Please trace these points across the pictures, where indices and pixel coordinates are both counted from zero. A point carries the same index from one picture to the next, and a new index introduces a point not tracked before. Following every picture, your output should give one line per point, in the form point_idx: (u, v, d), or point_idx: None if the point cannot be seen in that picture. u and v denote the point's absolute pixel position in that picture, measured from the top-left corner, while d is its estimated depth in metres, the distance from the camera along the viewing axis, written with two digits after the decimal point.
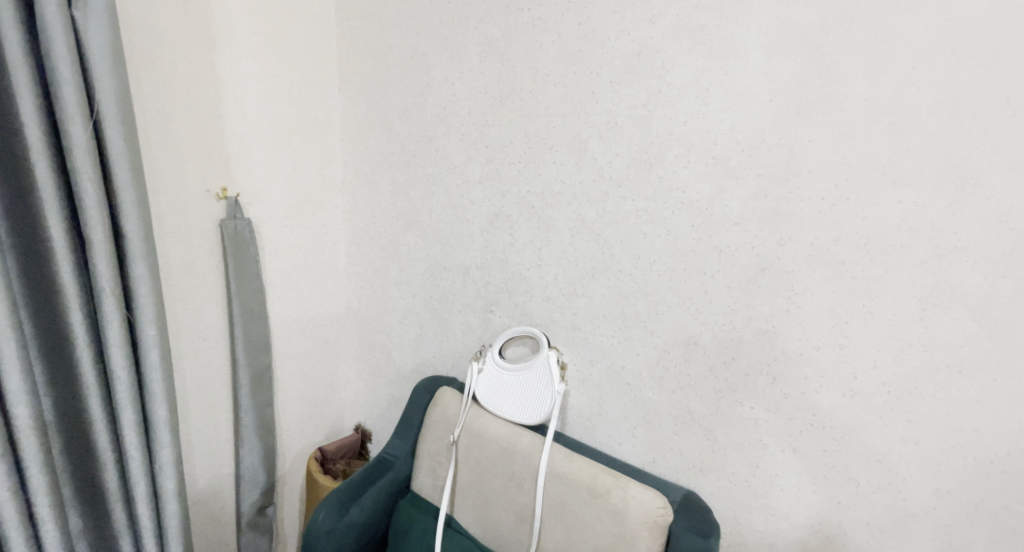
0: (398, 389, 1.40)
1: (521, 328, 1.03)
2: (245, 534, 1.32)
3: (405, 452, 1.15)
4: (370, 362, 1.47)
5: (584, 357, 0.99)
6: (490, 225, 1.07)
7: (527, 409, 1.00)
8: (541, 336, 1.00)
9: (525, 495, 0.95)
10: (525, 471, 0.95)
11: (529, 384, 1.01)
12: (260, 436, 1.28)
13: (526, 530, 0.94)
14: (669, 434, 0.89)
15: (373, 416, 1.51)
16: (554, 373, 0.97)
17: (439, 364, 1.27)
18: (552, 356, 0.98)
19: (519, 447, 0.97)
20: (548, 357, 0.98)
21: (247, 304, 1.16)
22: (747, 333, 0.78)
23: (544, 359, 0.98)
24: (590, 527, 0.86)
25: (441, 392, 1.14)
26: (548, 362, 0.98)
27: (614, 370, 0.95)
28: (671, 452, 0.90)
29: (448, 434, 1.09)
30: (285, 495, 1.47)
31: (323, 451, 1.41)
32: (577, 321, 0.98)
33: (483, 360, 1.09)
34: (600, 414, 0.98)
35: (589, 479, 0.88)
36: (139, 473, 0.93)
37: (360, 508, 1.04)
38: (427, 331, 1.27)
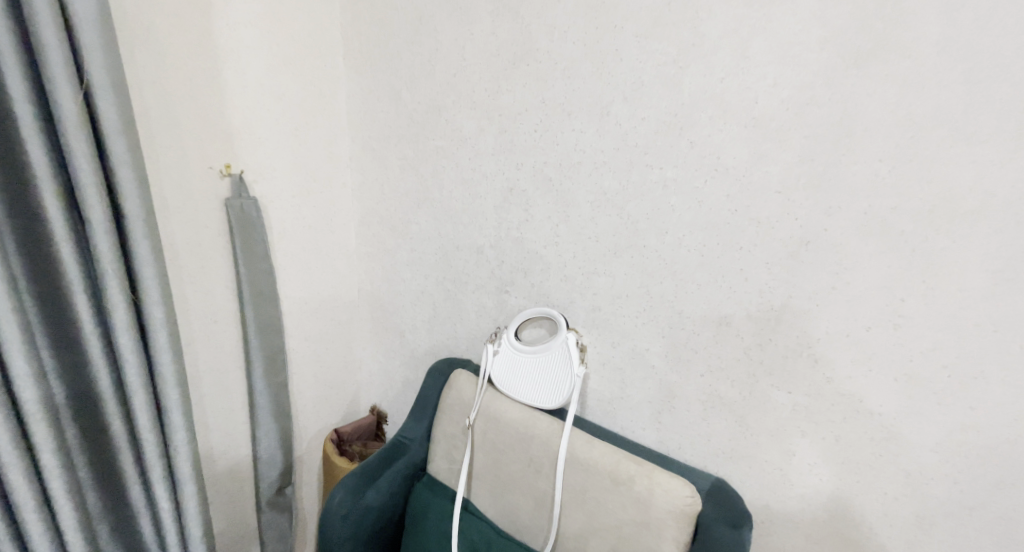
0: (412, 370, 1.37)
1: (537, 309, 0.99)
2: (266, 513, 1.33)
3: (421, 435, 1.13)
4: (384, 344, 1.45)
5: (606, 339, 0.93)
6: (505, 200, 1.01)
7: (545, 393, 0.96)
8: (559, 316, 0.95)
9: (544, 481, 0.92)
10: (543, 456, 0.92)
11: (547, 367, 0.97)
12: (275, 418, 1.27)
13: (545, 516, 0.91)
14: (696, 420, 0.84)
15: (389, 398, 1.50)
16: (573, 356, 0.93)
17: (453, 346, 1.23)
18: (571, 337, 0.94)
19: (538, 431, 0.94)
20: (568, 338, 0.93)
21: (257, 285, 1.14)
22: (786, 313, 0.71)
23: (563, 340, 0.94)
24: (613, 515, 0.82)
25: (456, 375, 1.10)
26: (567, 344, 0.94)
27: (637, 353, 0.90)
28: (699, 439, 0.85)
29: (463, 418, 1.06)
30: (303, 475, 1.48)
31: (339, 432, 1.40)
32: (598, 301, 0.92)
33: (499, 342, 1.06)
34: (622, 399, 0.94)
35: (611, 465, 0.84)
36: (153, 456, 0.92)
37: (376, 491, 1.03)
38: (441, 312, 1.23)
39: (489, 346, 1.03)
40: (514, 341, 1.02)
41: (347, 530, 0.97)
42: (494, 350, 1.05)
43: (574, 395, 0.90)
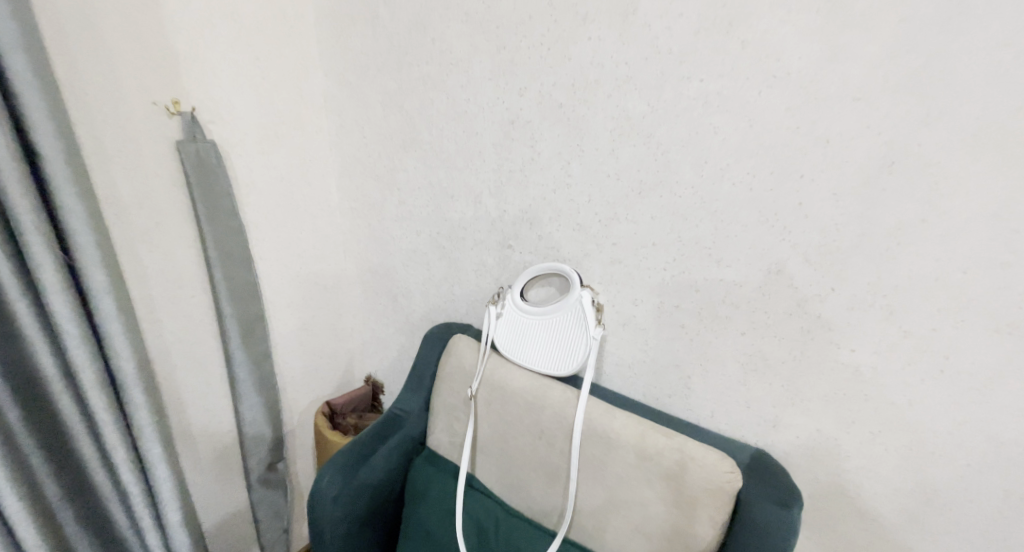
0: (408, 337, 1.25)
1: (546, 264, 0.86)
2: (257, 490, 1.25)
3: (419, 407, 1.02)
4: (376, 310, 1.33)
5: (626, 296, 0.81)
6: (505, 136, 0.86)
7: (557, 359, 0.84)
8: (571, 272, 0.83)
9: (558, 456, 0.81)
10: (556, 429, 0.81)
11: (558, 330, 0.85)
12: (259, 392, 1.16)
13: (559, 492, 0.82)
14: (734, 385, 0.73)
15: (384, 367, 1.39)
16: (588, 317, 0.81)
17: (451, 309, 1.11)
18: (586, 295, 0.81)
19: (549, 401, 0.82)
20: (582, 296, 0.81)
21: (225, 245, 1.00)
22: (856, 256, 0.58)
23: (576, 299, 0.82)
24: (638, 492, 0.72)
25: (455, 341, 0.98)
26: (581, 303, 0.81)
27: (664, 311, 0.77)
28: (736, 406, 0.74)
29: (465, 388, 0.94)
30: (296, 450, 1.40)
31: (331, 405, 1.30)
32: (618, 252, 0.79)
33: (502, 304, 0.93)
34: (645, 364, 0.82)
35: (635, 438, 0.73)
36: (114, 437, 0.82)
37: (371, 468, 0.92)
38: (436, 272, 1.10)
39: (491, 308, 0.91)
40: (519, 302, 0.89)
41: (340, 512, 0.86)
42: (497, 313, 0.92)
43: (591, 360, 0.79)
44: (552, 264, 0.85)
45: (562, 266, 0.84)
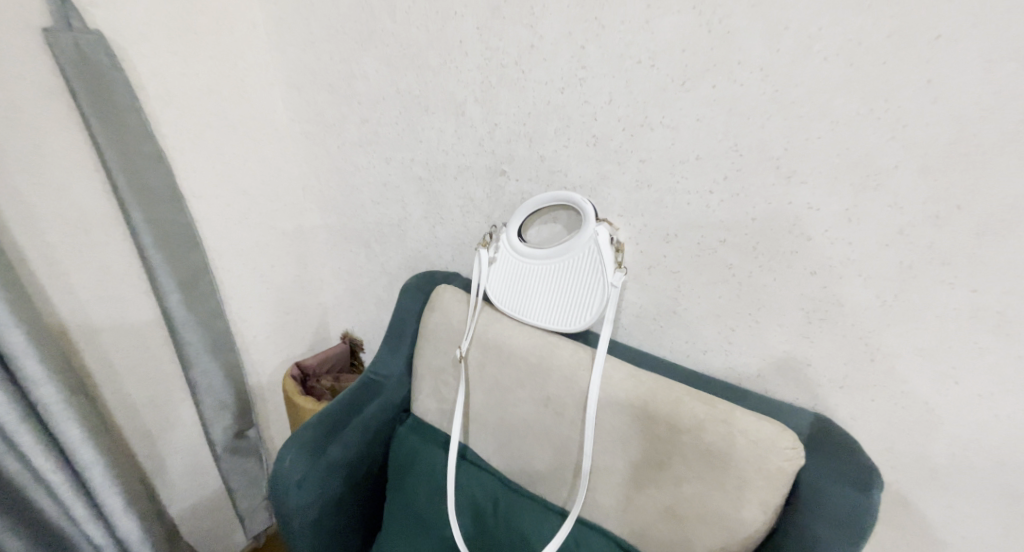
0: (385, 287, 1.08)
1: (550, 194, 0.67)
2: (225, 460, 1.13)
3: (399, 370, 0.85)
4: (346, 258, 1.14)
5: (655, 231, 0.63)
6: (494, 16, 0.64)
7: (565, 315, 0.68)
8: (584, 203, 0.64)
9: (568, 427, 0.67)
10: (567, 396, 0.65)
11: (566, 279, 0.67)
12: (214, 353, 1.00)
13: (569, 467, 0.68)
14: (792, 339, 0.58)
15: (361, 323, 1.22)
16: (606, 261, 0.63)
17: (434, 254, 0.92)
18: (603, 233, 0.63)
19: (557, 363, 0.66)
20: (598, 235, 0.63)
21: (140, 177, 0.79)
22: (1002, 156, 0.41)
23: (590, 239, 0.63)
24: (670, 471, 0.58)
25: (438, 292, 0.81)
26: (596, 244, 0.63)
27: (705, 247, 0.60)
28: (793, 365, 0.59)
29: (452, 347, 0.78)
30: (268, 415, 1.26)
31: (302, 366, 1.14)
32: (646, 172, 0.60)
33: (495, 247, 0.75)
34: (675, 315, 0.65)
35: (667, 408, 0.58)
36: (13, 420, 0.66)
37: (344, 445, 0.76)
38: (412, 209, 0.91)
39: (482, 253, 0.73)
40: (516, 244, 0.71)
41: (307, 498, 0.71)
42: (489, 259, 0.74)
43: (609, 314, 0.62)
44: (558, 194, 0.66)
45: (572, 196, 0.65)
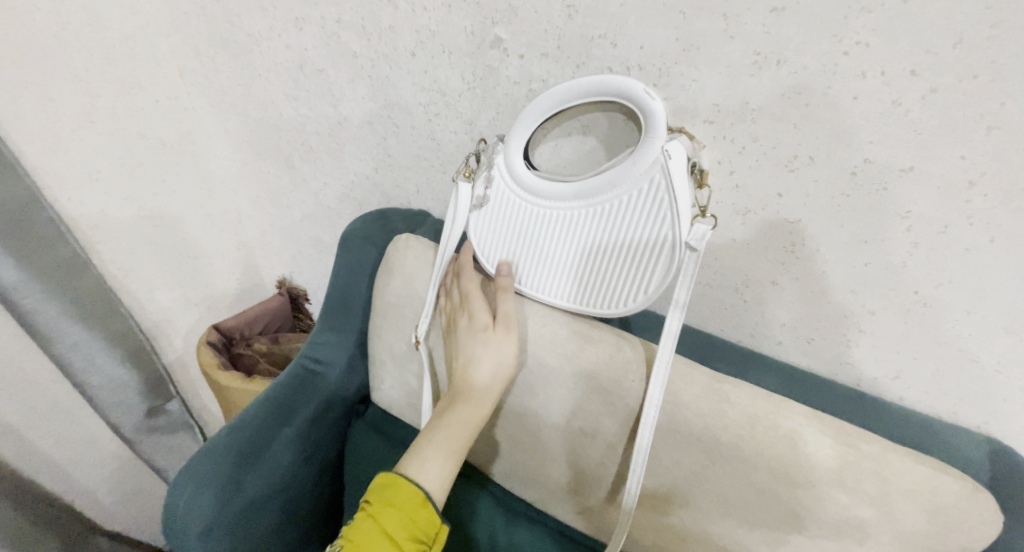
0: (326, 225, 0.79)
1: (580, 83, 0.36)
2: (143, 442, 0.90)
3: (346, 353, 0.60)
4: (265, 184, 0.82)
5: (772, 150, 0.36)
6: None
7: (599, 292, 0.43)
8: (647, 98, 0.34)
9: (601, 450, 0.46)
10: (606, 411, 0.44)
11: (602, 238, 0.40)
12: (93, 324, 0.71)
13: (599, 496, 0.48)
14: (980, 337, 0.35)
15: (301, 269, 0.94)
16: (679, 209, 0.35)
17: (388, 181, 0.63)
18: (679, 155, 0.34)
19: (595, 366, 0.44)
20: (670, 160, 0.34)
21: None
22: None
23: (653, 168, 0.34)
24: (764, 536, 0.38)
25: (399, 244, 0.53)
26: (664, 179, 0.34)
27: (866, 181, 0.34)
28: (964, 371, 0.37)
29: (423, 327, 0.52)
30: (195, 383, 1.01)
31: (222, 329, 0.86)
32: (778, 36, 0.32)
33: (485, 178, 0.45)
34: (775, 289, 0.42)
35: (776, 450, 0.36)
36: None
37: (272, 470, 0.52)
38: (349, 113, 0.59)
39: (461, 187, 0.44)
40: (517, 175, 0.42)
41: None
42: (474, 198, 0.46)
43: (680, 297, 0.36)
44: (596, 82, 0.35)
45: (623, 85, 0.34)
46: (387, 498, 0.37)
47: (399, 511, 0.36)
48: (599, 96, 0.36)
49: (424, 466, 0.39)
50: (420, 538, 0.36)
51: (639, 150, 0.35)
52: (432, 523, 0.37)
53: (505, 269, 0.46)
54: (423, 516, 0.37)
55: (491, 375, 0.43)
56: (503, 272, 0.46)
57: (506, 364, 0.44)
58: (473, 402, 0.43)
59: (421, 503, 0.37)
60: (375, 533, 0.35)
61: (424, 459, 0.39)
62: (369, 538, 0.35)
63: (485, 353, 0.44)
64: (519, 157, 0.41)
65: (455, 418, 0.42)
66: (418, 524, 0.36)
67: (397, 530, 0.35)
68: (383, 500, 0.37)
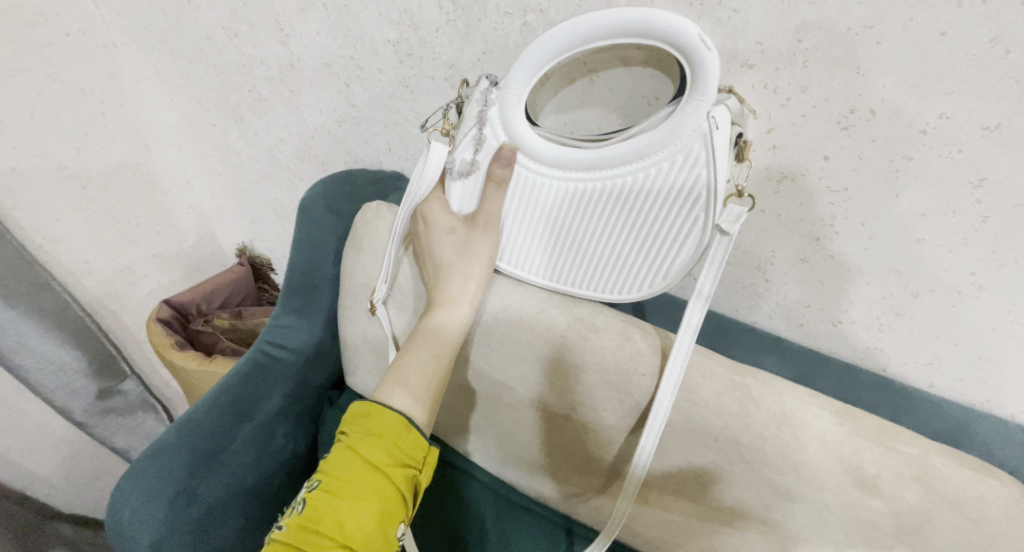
0: (286, 187, 0.70)
1: (610, 15, 0.27)
2: (97, 426, 0.83)
3: (312, 336, 0.54)
4: (213, 140, 0.71)
5: (824, 103, 0.29)
6: None
7: (604, 277, 0.38)
8: (700, 47, 0.25)
9: (602, 445, 0.41)
10: (608, 405, 0.39)
11: (616, 217, 0.34)
12: (15, 300, 0.61)
13: (596, 490, 0.45)
14: None
15: (261, 235, 0.85)
16: (715, 190, 0.29)
17: (354, 137, 0.54)
18: (725, 124, 0.27)
19: (597, 356, 0.38)
20: (716, 131, 0.27)
21: None
22: None
23: (694, 137, 0.28)
24: (777, 537, 0.35)
25: (369, 214, 0.46)
26: (705, 153, 0.28)
27: (936, 143, 0.28)
28: (1012, 361, 0.33)
29: (400, 310, 0.46)
30: (153, 360, 0.93)
31: (174, 304, 0.77)
32: None
33: (462, 137, 0.36)
34: (804, 268, 0.37)
35: (805, 454, 0.32)
36: None
37: (234, 467, 0.47)
38: (303, 52, 0.49)
39: (437, 148, 0.34)
40: (515, 134, 0.34)
41: None
42: (453, 162, 0.36)
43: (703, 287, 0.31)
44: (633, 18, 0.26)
45: (672, 25, 0.26)
46: (364, 426, 0.32)
47: (382, 438, 0.31)
48: (633, 37, 0.27)
49: (397, 390, 0.34)
50: (406, 463, 0.32)
51: (678, 113, 0.28)
52: (419, 445, 0.33)
53: (505, 157, 0.34)
54: (408, 440, 0.32)
55: (462, 286, 0.39)
56: (503, 159, 0.34)
57: (478, 273, 0.39)
58: (444, 321, 0.38)
59: (403, 426, 0.32)
60: (355, 461, 0.31)
61: (396, 380, 0.35)
62: (350, 468, 0.30)
63: (455, 267, 0.39)
64: (519, 111, 0.33)
65: (425, 338, 0.37)
66: (404, 448, 0.32)
67: (380, 457, 0.31)
68: (360, 430, 0.32)
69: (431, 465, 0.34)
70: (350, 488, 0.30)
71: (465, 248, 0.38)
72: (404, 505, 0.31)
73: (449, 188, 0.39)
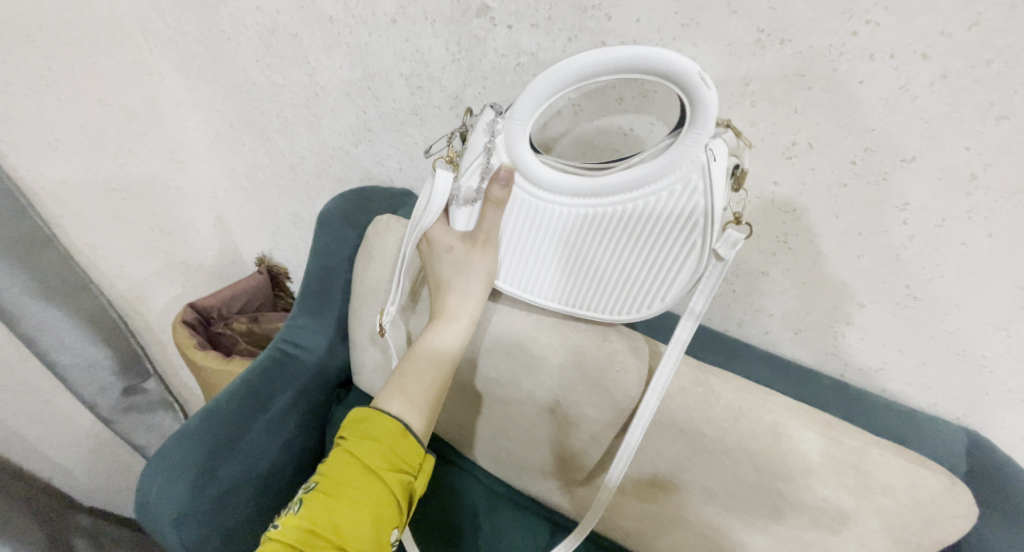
0: (304, 201, 0.76)
1: (614, 52, 0.27)
2: (119, 422, 0.88)
3: (324, 337, 0.59)
4: (240, 157, 0.78)
5: (771, 136, 0.34)
6: None
7: (604, 298, 0.39)
8: (700, 84, 0.27)
9: (583, 439, 0.45)
10: (589, 401, 0.43)
11: (617, 240, 0.35)
12: (55, 300, 0.67)
13: (579, 485, 0.49)
14: (969, 331, 0.35)
15: (280, 245, 0.91)
16: (713, 218, 0.30)
17: (369, 157, 0.60)
18: (723, 156, 0.29)
19: (579, 356, 0.43)
20: (714, 162, 0.29)
21: None
22: None
23: (693, 169, 0.29)
24: (738, 522, 0.38)
25: (380, 226, 0.51)
26: (703, 184, 0.30)
27: (865, 172, 0.32)
28: (950, 365, 0.37)
29: (405, 313, 0.51)
30: (173, 361, 0.98)
31: (198, 307, 0.83)
32: (784, 12, 0.30)
33: (466, 163, 0.36)
34: (765, 279, 0.41)
35: (761, 444, 0.36)
36: None
37: (251, 454, 0.51)
38: (326, 82, 0.55)
39: (442, 177, 0.35)
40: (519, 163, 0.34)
41: (196, 543, 0.46)
42: (459, 188, 0.37)
43: (696, 305, 0.34)
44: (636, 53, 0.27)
45: (675, 63, 0.27)
46: (362, 432, 0.35)
47: (379, 442, 0.34)
48: (635, 73, 0.28)
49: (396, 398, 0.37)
50: (401, 468, 0.34)
51: (678, 145, 0.29)
52: (415, 452, 0.35)
53: (503, 178, 0.34)
54: (404, 446, 0.35)
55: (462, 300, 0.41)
56: (501, 181, 0.35)
57: (478, 290, 0.41)
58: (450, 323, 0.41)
59: (400, 433, 0.35)
60: (352, 463, 0.33)
61: (395, 388, 0.37)
62: (348, 470, 0.33)
63: (454, 283, 0.41)
64: (524, 141, 0.33)
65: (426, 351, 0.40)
66: (400, 453, 0.35)
67: (376, 462, 0.33)
68: (358, 434, 0.34)
69: (426, 473, 0.37)
70: (345, 488, 0.32)
71: (463, 267, 0.40)
72: (398, 509, 0.34)
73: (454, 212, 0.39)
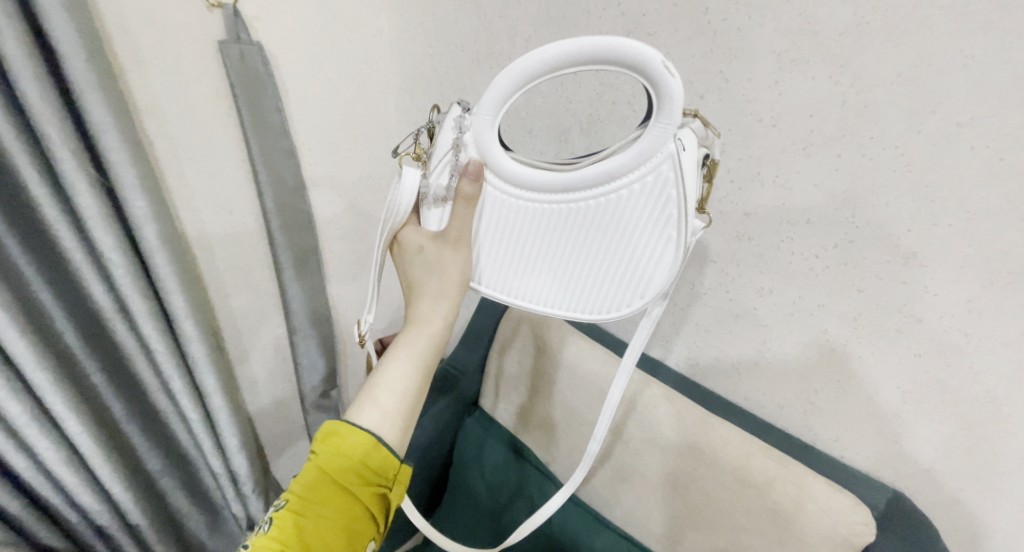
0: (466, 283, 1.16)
1: (583, 55, 0.41)
2: (312, 414, 1.24)
3: (473, 364, 0.98)
4: None
5: (749, 282, 0.63)
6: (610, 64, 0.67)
7: (600, 267, 0.55)
8: (664, 73, 0.40)
9: (631, 454, 0.72)
10: (637, 428, 0.71)
11: (607, 221, 0.51)
12: (316, 325, 1.11)
13: (625, 494, 0.73)
14: (880, 415, 0.56)
15: None
16: (681, 191, 0.46)
17: None
18: (685, 143, 0.44)
19: (632, 397, 0.71)
20: (679, 150, 0.44)
21: (275, 170, 0.89)
22: None
23: (663, 159, 0.45)
24: (727, 517, 0.61)
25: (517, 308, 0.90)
26: (671, 170, 0.45)
27: (801, 308, 0.59)
28: (875, 438, 0.58)
29: (525, 358, 0.89)
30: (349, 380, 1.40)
31: None
32: (749, 226, 0.61)
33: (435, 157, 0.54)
34: (756, 367, 0.67)
35: (738, 461, 0.60)
36: (170, 368, 0.81)
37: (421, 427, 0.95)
38: None
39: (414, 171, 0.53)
40: (498, 155, 0.52)
41: None
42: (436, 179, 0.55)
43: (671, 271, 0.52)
44: (604, 51, 0.41)
45: (633, 58, 0.40)
46: (334, 451, 0.50)
47: (346, 458, 0.50)
48: (601, 62, 0.42)
49: (375, 404, 0.54)
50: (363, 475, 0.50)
51: (649, 141, 0.45)
52: (376, 461, 0.51)
53: (471, 174, 0.52)
54: (366, 459, 0.50)
55: (431, 307, 0.58)
56: (469, 175, 0.52)
57: (447, 292, 0.58)
58: (420, 324, 0.58)
59: (361, 448, 0.50)
60: (323, 477, 0.50)
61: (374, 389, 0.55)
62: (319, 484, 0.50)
63: (427, 283, 0.58)
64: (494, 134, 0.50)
65: (403, 346, 0.57)
66: (358, 466, 0.50)
67: (342, 472, 0.50)
68: (329, 450, 0.50)
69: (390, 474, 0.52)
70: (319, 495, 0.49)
71: (436, 264, 0.58)
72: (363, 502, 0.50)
73: (428, 206, 0.57)
